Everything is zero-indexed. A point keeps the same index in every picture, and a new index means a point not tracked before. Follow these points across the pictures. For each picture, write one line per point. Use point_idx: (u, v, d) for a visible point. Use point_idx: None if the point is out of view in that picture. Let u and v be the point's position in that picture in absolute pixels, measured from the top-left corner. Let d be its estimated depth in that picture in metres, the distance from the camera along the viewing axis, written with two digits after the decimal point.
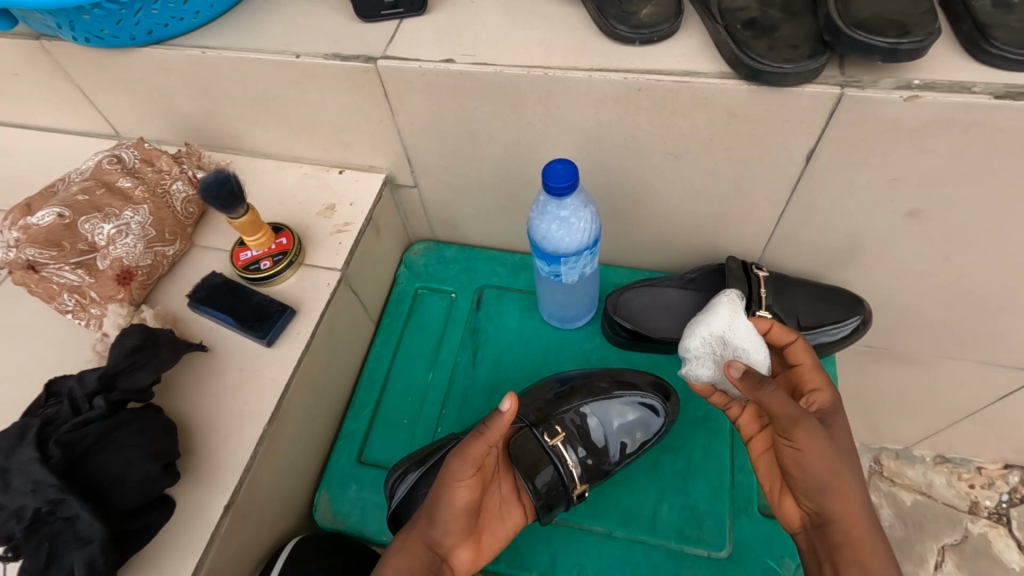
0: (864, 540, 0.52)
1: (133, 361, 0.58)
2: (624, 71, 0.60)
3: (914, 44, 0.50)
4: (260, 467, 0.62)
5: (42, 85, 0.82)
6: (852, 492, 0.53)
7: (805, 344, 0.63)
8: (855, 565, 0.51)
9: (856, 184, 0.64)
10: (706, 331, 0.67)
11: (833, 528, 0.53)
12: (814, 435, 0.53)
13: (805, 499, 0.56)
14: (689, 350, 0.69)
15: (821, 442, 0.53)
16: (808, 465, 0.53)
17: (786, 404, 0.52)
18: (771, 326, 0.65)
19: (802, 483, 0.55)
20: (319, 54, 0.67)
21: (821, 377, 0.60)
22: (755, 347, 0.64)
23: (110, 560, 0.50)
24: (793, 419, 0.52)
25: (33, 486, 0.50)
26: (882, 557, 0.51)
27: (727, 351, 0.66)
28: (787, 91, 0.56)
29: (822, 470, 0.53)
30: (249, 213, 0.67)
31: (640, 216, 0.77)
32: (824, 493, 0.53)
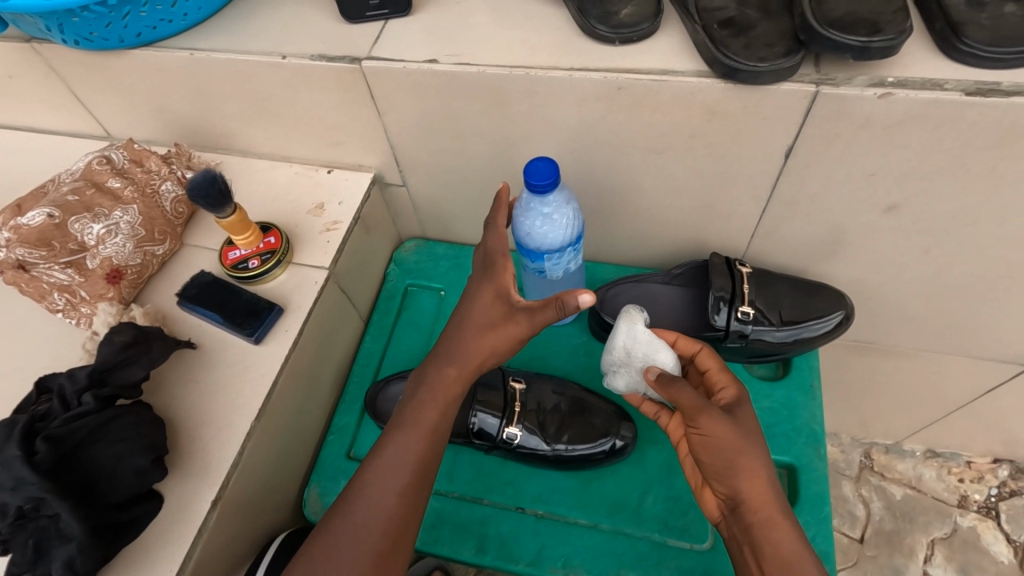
0: (774, 518, 0.53)
1: (125, 358, 0.59)
2: (605, 70, 0.61)
3: (885, 42, 0.51)
4: (248, 461, 0.63)
5: (34, 87, 0.83)
6: (762, 473, 0.54)
7: (709, 350, 0.64)
8: (770, 545, 0.52)
9: (835, 180, 0.65)
10: (616, 345, 0.68)
11: (746, 510, 0.54)
12: (717, 420, 0.54)
13: (717, 484, 0.56)
14: (610, 366, 0.70)
15: (725, 426, 0.54)
16: (715, 450, 0.54)
17: (690, 394, 0.55)
18: (677, 338, 0.66)
19: (713, 469, 0.55)
20: (305, 55, 0.68)
21: (727, 372, 0.62)
22: (658, 352, 0.65)
23: (91, 558, 0.51)
24: (697, 407, 0.54)
25: (18, 482, 0.51)
26: (792, 534, 0.52)
27: (636, 360, 0.67)
28: (764, 89, 0.57)
29: (730, 453, 0.54)
30: (236, 212, 0.68)
31: (625, 213, 0.78)
32: (734, 475, 0.54)
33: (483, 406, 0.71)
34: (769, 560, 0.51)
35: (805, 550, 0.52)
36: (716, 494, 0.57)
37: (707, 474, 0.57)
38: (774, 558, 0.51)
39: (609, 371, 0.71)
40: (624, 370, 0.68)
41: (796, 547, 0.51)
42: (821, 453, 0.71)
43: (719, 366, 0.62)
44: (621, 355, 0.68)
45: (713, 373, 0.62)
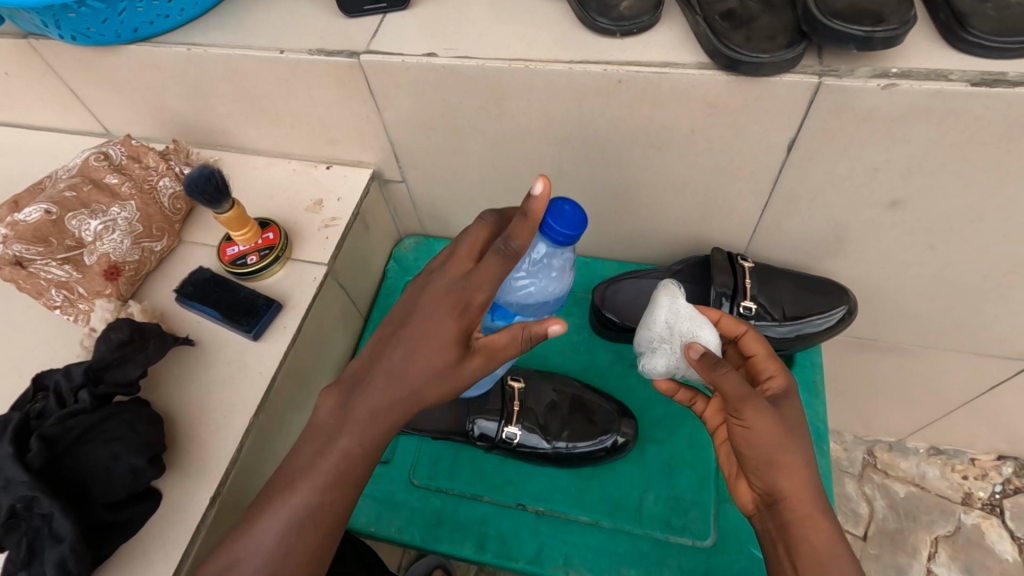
0: (812, 517, 0.51)
1: (119, 356, 0.59)
2: (605, 63, 0.60)
3: (888, 32, 0.50)
4: (245, 459, 0.62)
5: (32, 84, 0.83)
6: (803, 471, 0.52)
7: (755, 334, 0.61)
8: (805, 545, 0.51)
9: (838, 174, 0.64)
10: (655, 321, 0.67)
11: (782, 506, 0.52)
12: (763, 413, 0.51)
13: (755, 478, 0.54)
14: (648, 344, 0.69)
15: (770, 420, 0.51)
16: (760, 444, 0.52)
17: (736, 382, 0.51)
18: (721, 317, 0.63)
19: (753, 462, 0.53)
20: (303, 50, 0.67)
21: (773, 359, 0.59)
22: (700, 329, 0.63)
23: (84, 559, 0.50)
24: (743, 398, 0.51)
25: (9, 481, 0.50)
26: (829, 533, 0.51)
27: (676, 336, 0.65)
28: (766, 81, 0.56)
29: (773, 449, 0.52)
30: (234, 208, 0.67)
31: (626, 209, 0.77)
32: (773, 471, 0.52)
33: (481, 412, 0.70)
34: (804, 559, 0.50)
35: (842, 551, 0.50)
36: (753, 487, 0.55)
37: (746, 467, 0.55)
38: (809, 559, 0.50)
39: (646, 350, 0.70)
40: (663, 347, 0.67)
41: (833, 549, 0.50)
42: (824, 451, 0.71)
43: (765, 352, 0.59)
44: (660, 334, 0.67)
45: (759, 360, 0.59)
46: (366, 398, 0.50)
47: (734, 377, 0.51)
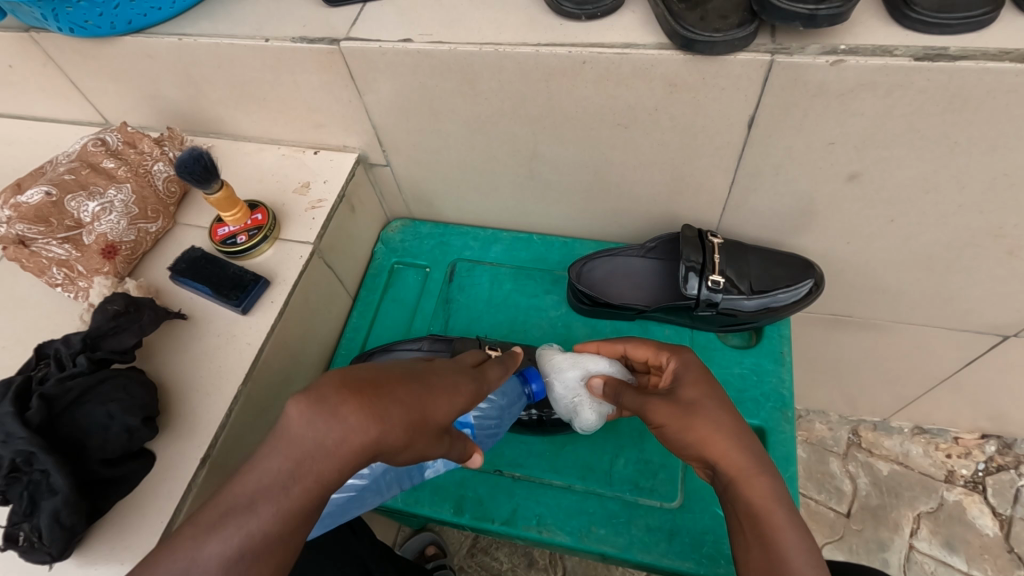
0: (746, 474, 0.53)
1: (115, 325, 0.63)
2: (570, 45, 0.63)
3: (831, 9, 0.53)
4: (236, 424, 0.66)
5: (34, 76, 0.87)
6: (715, 436, 0.55)
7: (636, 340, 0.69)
8: (742, 502, 0.52)
9: (797, 149, 0.67)
10: (554, 386, 0.70)
11: (718, 472, 0.55)
12: (658, 408, 0.58)
13: (693, 460, 0.58)
14: (566, 410, 0.70)
15: (665, 410, 0.58)
16: (671, 432, 0.57)
17: (632, 397, 0.62)
18: (597, 347, 0.72)
19: (680, 448, 0.58)
20: (286, 38, 0.71)
21: (664, 351, 0.65)
22: (587, 363, 0.70)
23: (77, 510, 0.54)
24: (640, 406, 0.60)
25: (9, 437, 0.54)
26: (764, 485, 0.52)
27: (578, 384, 0.69)
28: (721, 59, 0.59)
29: (681, 432, 0.57)
30: (223, 188, 0.71)
31: (600, 188, 0.80)
32: (695, 446, 0.56)
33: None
34: (745, 515, 0.52)
35: (779, 496, 0.52)
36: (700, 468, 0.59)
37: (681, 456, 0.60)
38: (749, 514, 0.52)
39: (570, 417, 0.71)
40: (579, 403, 0.69)
41: (768, 496, 0.52)
42: (788, 417, 0.74)
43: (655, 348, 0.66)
44: (568, 394, 0.70)
45: (652, 356, 0.66)
46: (382, 405, 0.45)
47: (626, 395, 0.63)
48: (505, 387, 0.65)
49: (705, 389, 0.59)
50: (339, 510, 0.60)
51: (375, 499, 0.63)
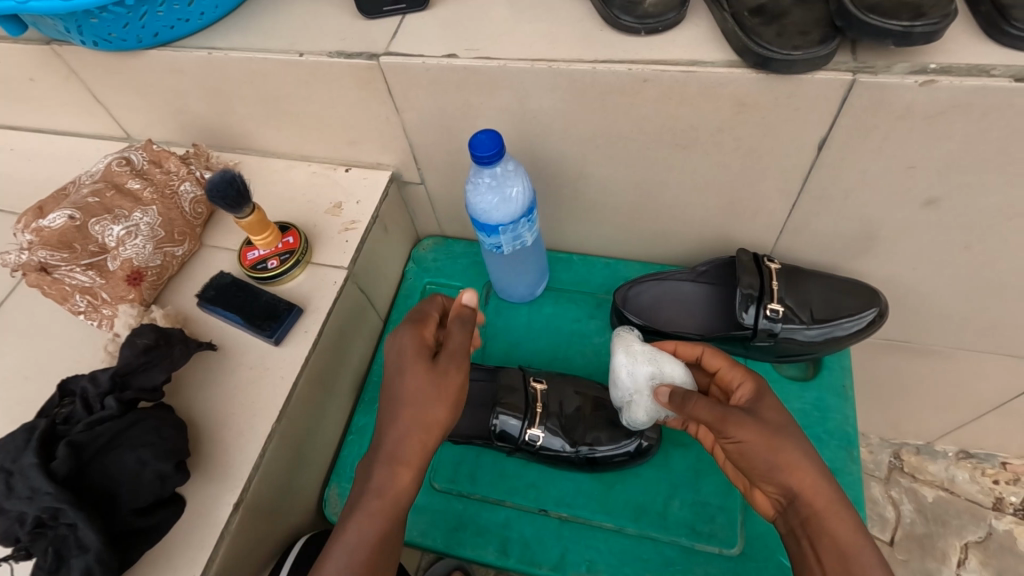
0: (831, 508, 0.51)
1: (145, 361, 0.59)
2: (630, 62, 0.59)
3: (928, 27, 0.49)
4: (270, 463, 0.62)
5: (56, 90, 0.83)
6: (802, 462, 0.52)
7: (714, 351, 0.63)
8: (828, 537, 0.50)
9: (871, 173, 0.62)
10: (620, 372, 0.67)
11: (798, 505, 0.52)
12: (744, 423, 0.52)
13: (766, 485, 0.54)
14: (621, 398, 0.68)
15: (755, 428, 0.52)
16: (756, 451, 0.52)
17: (708, 407, 0.54)
18: (678, 343, 0.67)
19: (758, 471, 0.53)
20: (323, 52, 0.67)
21: (742, 368, 0.60)
22: (663, 364, 0.66)
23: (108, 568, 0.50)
24: (719, 417, 0.53)
25: (33, 492, 0.50)
26: (849, 520, 0.50)
27: (644, 381, 0.66)
28: (797, 78, 0.55)
29: (769, 454, 0.52)
30: (255, 213, 0.67)
31: (649, 211, 0.76)
32: (784, 470, 0.52)
33: (505, 409, 0.70)
34: (828, 553, 0.49)
35: (864, 536, 0.50)
36: (767, 494, 0.55)
37: (752, 478, 0.55)
38: (835, 551, 0.49)
39: (622, 406, 0.69)
40: (636, 399, 0.66)
41: (856, 533, 0.50)
42: (855, 456, 0.69)
43: (728, 364, 0.62)
44: (628, 387, 0.67)
45: (725, 371, 0.62)
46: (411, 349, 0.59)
47: (702, 404, 0.54)
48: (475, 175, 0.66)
49: (782, 413, 0.55)
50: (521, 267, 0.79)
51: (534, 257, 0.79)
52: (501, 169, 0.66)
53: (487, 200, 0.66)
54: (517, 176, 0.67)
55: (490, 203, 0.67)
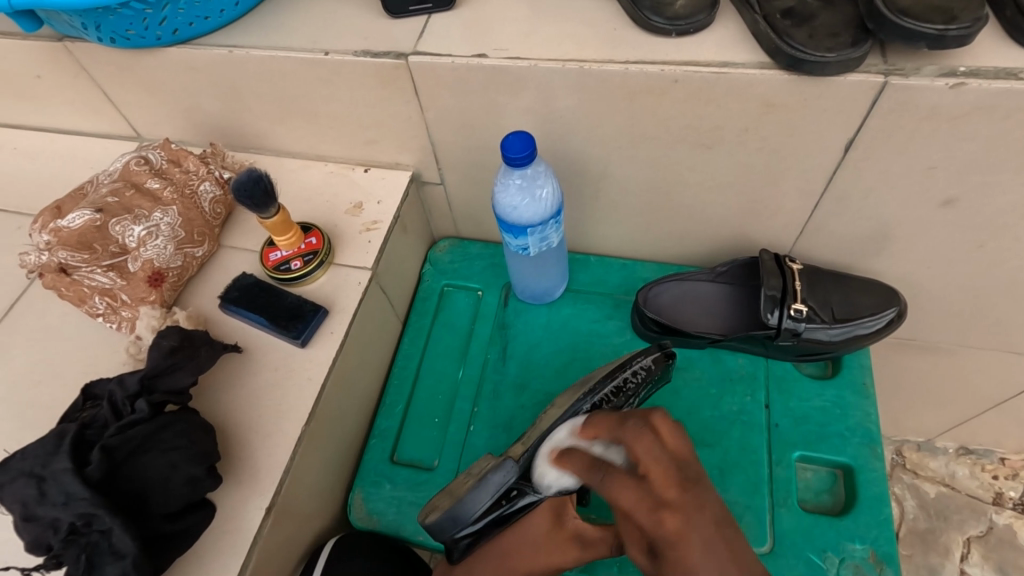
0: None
1: (172, 363, 0.58)
2: (661, 63, 0.59)
3: (961, 30, 0.50)
4: (299, 467, 0.61)
5: (65, 87, 0.81)
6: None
7: (633, 431, 0.56)
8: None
9: (893, 173, 0.63)
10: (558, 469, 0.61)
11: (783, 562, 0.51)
12: (635, 498, 0.53)
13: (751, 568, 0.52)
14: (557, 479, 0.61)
15: (633, 494, 0.53)
16: (698, 559, 0.49)
17: (630, 492, 0.53)
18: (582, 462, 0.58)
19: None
20: (348, 51, 0.66)
21: (677, 473, 0.53)
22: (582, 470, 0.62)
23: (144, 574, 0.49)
24: (649, 503, 0.52)
25: (68, 498, 0.49)
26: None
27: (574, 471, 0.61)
28: (828, 80, 0.56)
29: (710, 565, 0.49)
30: (280, 213, 0.66)
31: (670, 212, 0.77)
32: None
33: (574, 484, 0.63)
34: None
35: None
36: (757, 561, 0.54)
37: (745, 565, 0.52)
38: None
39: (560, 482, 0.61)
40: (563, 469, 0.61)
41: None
42: (878, 453, 0.70)
43: (663, 465, 0.53)
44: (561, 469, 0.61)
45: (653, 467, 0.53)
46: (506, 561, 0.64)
47: (652, 448, 0.55)
48: (505, 175, 0.66)
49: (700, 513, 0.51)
50: (542, 271, 0.80)
51: (555, 260, 0.79)
52: (531, 170, 0.65)
53: (518, 199, 0.67)
54: (547, 177, 0.67)
55: (518, 203, 0.67)
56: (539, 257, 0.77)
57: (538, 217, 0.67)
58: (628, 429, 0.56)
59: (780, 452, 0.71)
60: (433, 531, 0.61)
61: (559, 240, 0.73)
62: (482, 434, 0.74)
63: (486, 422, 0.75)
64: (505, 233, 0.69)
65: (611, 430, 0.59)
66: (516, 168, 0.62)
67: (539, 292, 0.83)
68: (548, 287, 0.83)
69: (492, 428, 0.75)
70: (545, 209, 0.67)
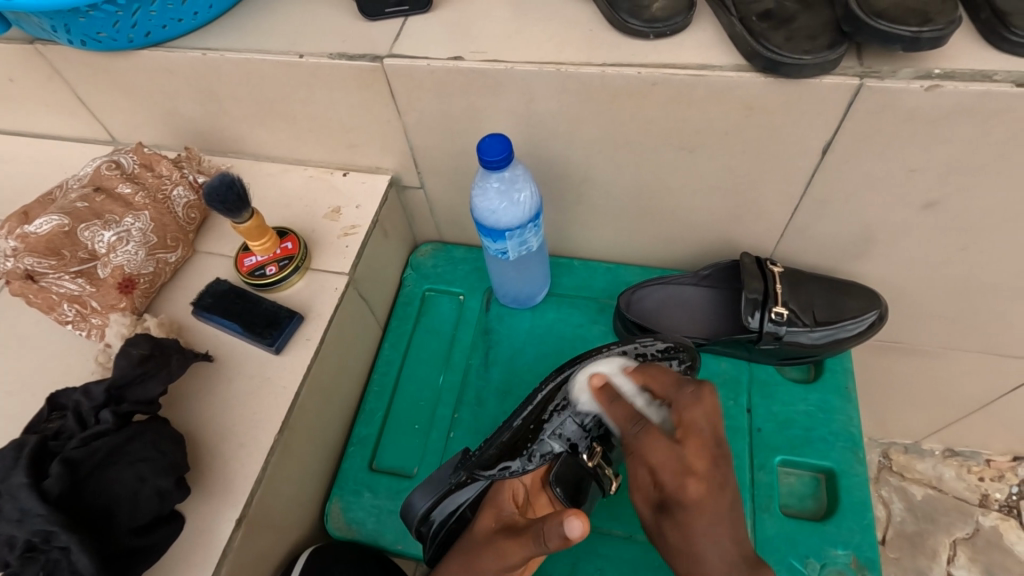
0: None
1: (141, 372, 0.57)
2: (639, 65, 0.59)
3: (936, 32, 0.49)
4: (272, 477, 0.60)
5: (38, 91, 0.80)
6: (716, 542, 0.47)
7: (688, 400, 0.52)
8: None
9: (873, 176, 0.63)
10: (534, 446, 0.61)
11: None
12: (660, 445, 0.50)
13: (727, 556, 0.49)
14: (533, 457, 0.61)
15: (665, 452, 0.50)
16: (701, 529, 0.47)
17: (660, 449, 0.50)
18: (696, 407, 0.52)
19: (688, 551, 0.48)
20: (324, 53, 0.66)
21: (713, 450, 0.50)
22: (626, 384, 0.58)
23: None
24: (677, 467, 0.49)
25: (25, 514, 0.48)
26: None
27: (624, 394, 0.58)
28: (805, 83, 0.56)
29: (715, 546, 0.47)
30: (254, 217, 0.65)
31: (652, 215, 0.76)
32: (687, 551, 0.48)
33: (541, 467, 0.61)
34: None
35: None
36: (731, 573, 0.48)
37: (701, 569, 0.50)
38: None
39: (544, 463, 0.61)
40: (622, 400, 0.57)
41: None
42: (861, 457, 0.70)
43: (700, 435, 0.50)
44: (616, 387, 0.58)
45: (688, 418, 0.51)
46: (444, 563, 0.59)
47: (698, 418, 0.51)
48: (479, 178, 0.65)
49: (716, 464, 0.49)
50: (523, 277, 0.79)
51: (536, 264, 0.78)
52: (509, 174, 0.65)
53: (495, 203, 0.66)
54: (525, 180, 0.66)
55: (495, 207, 0.66)
56: (520, 260, 0.76)
57: (516, 221, 0.66)
58: (687, 393, 0.53)
59: (762, 457, 0.70)
60: (405, 513, 0.62)
61: (540, 242, 0.72)
62: (463, 441, 0.73)
63: (467, 429, 0.74)
64: (483, 237, 0.69)
65: (665, 392, 0.55)
66: (494, 171, 0.61)
67: (521, 297, 0.82)
68: (530, 291, 0.82)
69: (472, 435, 0.74)
70: (524, 213, 0.66)
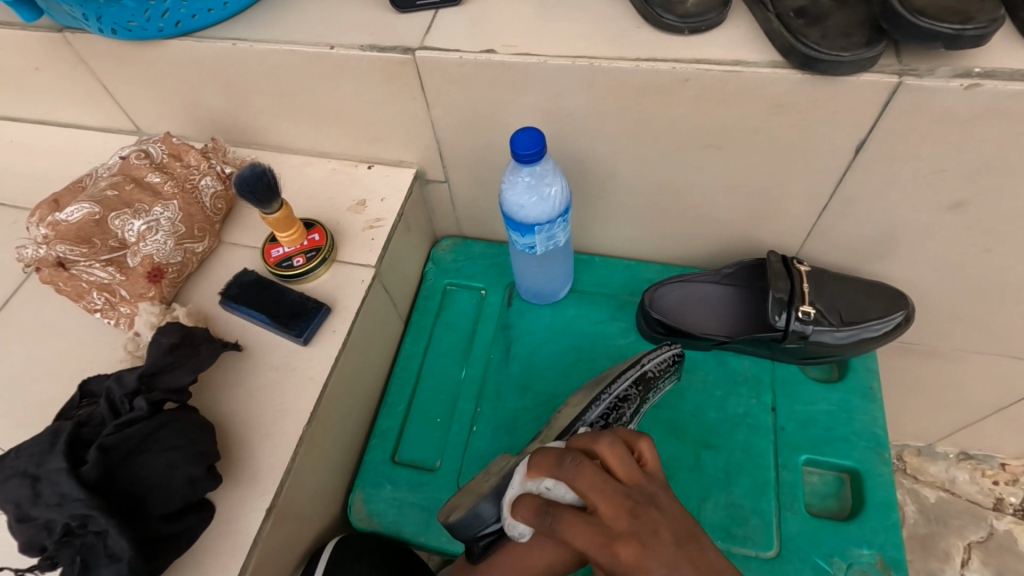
0: None
1: (170, 361, 0.57)
2: (673, 61, 0.59)
3: (978, 30, 0.49)
4: (300, 468, 0.60)
5: (65, 80, 0.80)
6: None
7: (582, 467, 0.49)
8: None
9: (903, 176, 0.63)
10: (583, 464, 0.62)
11: None
12: (575, 522, 0.48)
13: None
14: None
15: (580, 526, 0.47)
16: None
17: (585, 532, 0.47)
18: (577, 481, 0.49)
19: None
20: (354, 45, 0.66)
21: (625, 502, 0.47)
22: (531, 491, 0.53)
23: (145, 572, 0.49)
24: (598, 537, 0.47)
25: (62, 498, 0.49)
26: None
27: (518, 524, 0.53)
28: (841, 80, 0.55)
29: None
30: (282, 208, 0.65)
31: (677, 212, 0.76)
32: None
33: None
34: None
35: None
36: None
37: None
38: None
39: None
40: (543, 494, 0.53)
41: None
42: (886, 457, 0.69)
43: (609, 495, 0.48)
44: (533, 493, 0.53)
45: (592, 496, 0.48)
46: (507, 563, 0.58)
47: (596, 476, 0.49)
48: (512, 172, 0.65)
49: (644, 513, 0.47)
50: (545, 272, 0.79)
51: (560, 261, 0.79)
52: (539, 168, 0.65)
53: (524, 197, 0.66)
54: (554, 174, 0.66)
55: (522, 202, 0.66)
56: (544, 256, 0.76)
57: (543, 217, 0.66)
58: (570, 464, 0.51)
59: (787, 455, 0.70)
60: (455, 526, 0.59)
61: (566, 238, 0.72)
62: (486, 436, 0.73)
63: (489, 423, 0.74)
64: (511, 231, 0.68)
65: (552, 470, 0.52)
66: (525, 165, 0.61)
67: (541, 292, 0.82)
68: (554, 287, 0.82)
69: (494, 429, 0.74)
70: (551, 209, 0.66)
